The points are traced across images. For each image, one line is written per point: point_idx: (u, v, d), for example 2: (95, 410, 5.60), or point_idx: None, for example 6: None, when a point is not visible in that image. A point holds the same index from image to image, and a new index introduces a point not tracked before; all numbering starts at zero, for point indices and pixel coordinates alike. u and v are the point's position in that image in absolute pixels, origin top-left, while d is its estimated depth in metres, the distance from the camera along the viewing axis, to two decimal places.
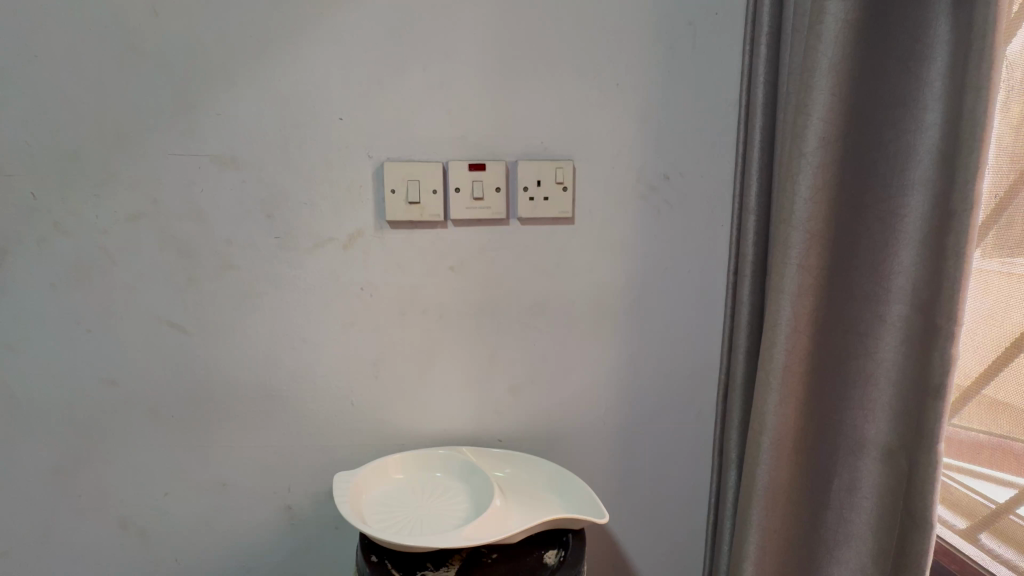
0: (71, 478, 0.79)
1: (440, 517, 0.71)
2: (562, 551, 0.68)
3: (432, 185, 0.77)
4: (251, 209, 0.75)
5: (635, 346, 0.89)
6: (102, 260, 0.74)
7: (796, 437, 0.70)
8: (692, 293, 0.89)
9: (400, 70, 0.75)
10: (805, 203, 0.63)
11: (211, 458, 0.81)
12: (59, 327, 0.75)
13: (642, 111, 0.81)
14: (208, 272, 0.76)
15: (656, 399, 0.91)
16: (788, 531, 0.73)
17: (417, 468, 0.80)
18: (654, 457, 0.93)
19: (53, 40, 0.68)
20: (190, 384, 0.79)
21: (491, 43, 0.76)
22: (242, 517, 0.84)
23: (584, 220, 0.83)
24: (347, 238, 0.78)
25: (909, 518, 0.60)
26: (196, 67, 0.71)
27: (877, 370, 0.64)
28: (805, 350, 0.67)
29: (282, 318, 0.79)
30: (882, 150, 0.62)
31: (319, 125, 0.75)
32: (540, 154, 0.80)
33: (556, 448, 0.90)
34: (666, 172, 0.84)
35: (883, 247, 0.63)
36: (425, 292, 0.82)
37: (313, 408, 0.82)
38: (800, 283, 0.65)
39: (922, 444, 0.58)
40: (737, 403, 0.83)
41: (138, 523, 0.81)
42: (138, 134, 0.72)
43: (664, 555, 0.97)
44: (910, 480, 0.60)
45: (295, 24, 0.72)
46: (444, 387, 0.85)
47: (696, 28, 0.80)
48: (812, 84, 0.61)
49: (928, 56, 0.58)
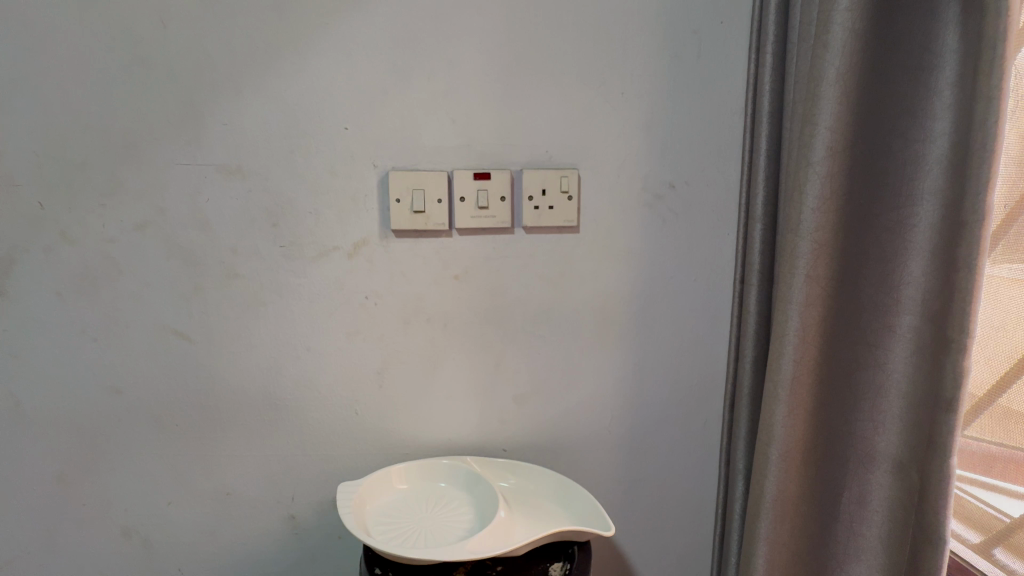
0: (75, 487, 0.78)
1: (444, 528, 0.71)
2: (568, 563, 0.67)
3: (438, 194, 0.77)
4: (256, 218, 0.75)
5: (641, 356, 0.88)
6: (108, 268, 0.74)
7: (805, 450, 0.69)
8: (699, 302, 0.88)
9: (405, 79, 0.75)
10: (813, 212, 0.63)
11: (215, 468, 0.81)
12: (63, 335, 0.75)
13: (648, 120, 0.81)
14: (213, 280, 0.76)
15: (662, 409, 0.90)
16: (797, 544, 0.72)
17: (421, 477, 0.80)
18: (660, 466, 0.92)
19: (62, 52, 0.69)
20: (195, 394, 0.79)
21: (497, 52, 0.76)
22: (245, 526, 0.83)
23: (589, 228, 0.83)
24: (351, 246, 0.78)
25: (921, 532, 0.59)
26: (203, 78, 0.72)
27: (888, 382, 0.63)
28: (813, 362, 0.66)
29: (285, 326, 0.79)
30: (891, 159, 0.61)
31: (326, 134, 0.75)
32: (545, 162, 0.80)
33: (561, 458, 0.89)
34: (671, 181, 0.83)
35: (893, 258, 0.62)
36: (430, 300, 0.81)
37: (317, 417, 0.82)
38: (808, 293, 0.64)
39: (934, 458, 0.57)
40: (744, 413, 0.82)
41: (140, 533, 0.81)
42: (144, 143, 0.72)
43: (670, 567, 0.96)
44: (921, 494, 0.59)
45: (300, 33, 0.72)
46: (448, 396, 0.85)
47: (701, 36, 0.80)
48: (818, 93, 0.60)
49: (937, 65, 0.57)
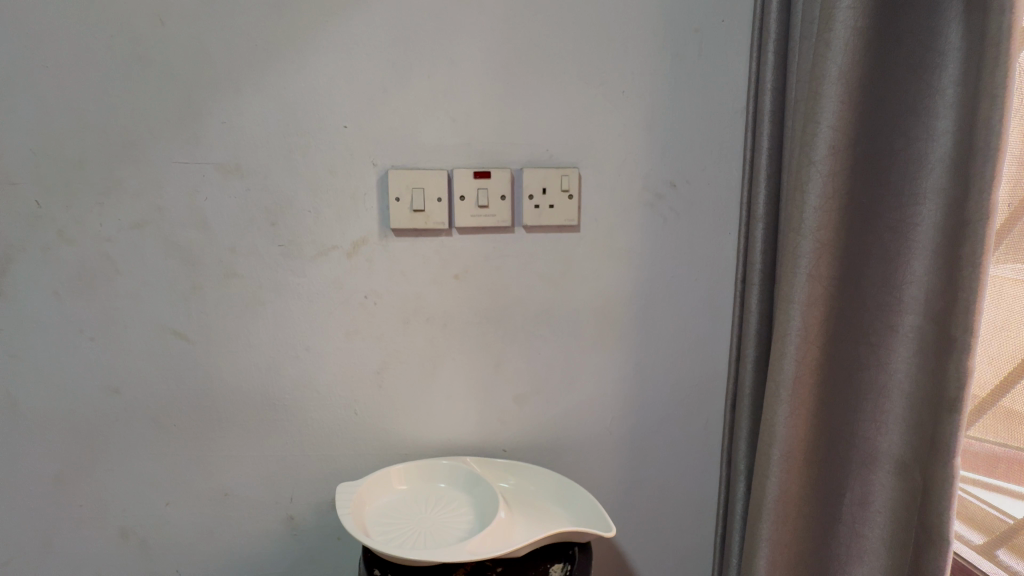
0: (73, 487, 0.78)
1: (444, 529, 0.71)
2: (568, 564, 0.66)
3: (438, 194, 0.76)
4: (255, 217, 0.75)
5: (642, 357, 0.88)
6: (106, 267, 0.74)
7: (807, 451, 0.68)
8: (700, 302, 0.88)
9: (404, 78, 0.74)
10: (814, 211, 0.62)
11: (213, 469, 0.81)
12: (60, 335, 0.74)
13: (649, 119, 0.81)
14: (211, 279, 0.76)
15: (663, 410, 0.90)
16: (800, 546, 0.71)
17: (420, 478, 0.79)
18: (660, 466, 0.92)
19: (59, 50, 0.68)
20: (193, 394, 0.78)
21: (496, 51, 0.76)
22: (243, 527, 0.83)
23: (590, 227, 0.82)
24: (350, 246, 0.78)
25: (924, 534, 0.59)
26: (201, 76, 0.71)
27: (891, 382, 0.63)
28: (815, 362, 0.66)
29: (284, 326, 0.79)
30: (894, 159, 0.61)
31: (325, 133, 0.74)
32: (545, 161, 0.80)
33: (563, 458, 0.89)
34: (672, 180, 0.83)
35: (896, 257, 0.62)
36: (430, 300, 0.81)
37: (316, 418, 0.82)
38: (810, 293, 0.64)
39: (937, 459, 0.57)
40: (746, 414, 0.81)
41: (138, 534, 0.80)
42: (142, 142, 0.72)
43: (671, 568, 0.95)
44: (924, 495, 0.59)
45: (299, 32, 0.72)
46: (448, 396, 0.84)
47: (702, 35, 0.79)
48: (820, 91, 0.60)
49: (940, 64, 0.57)
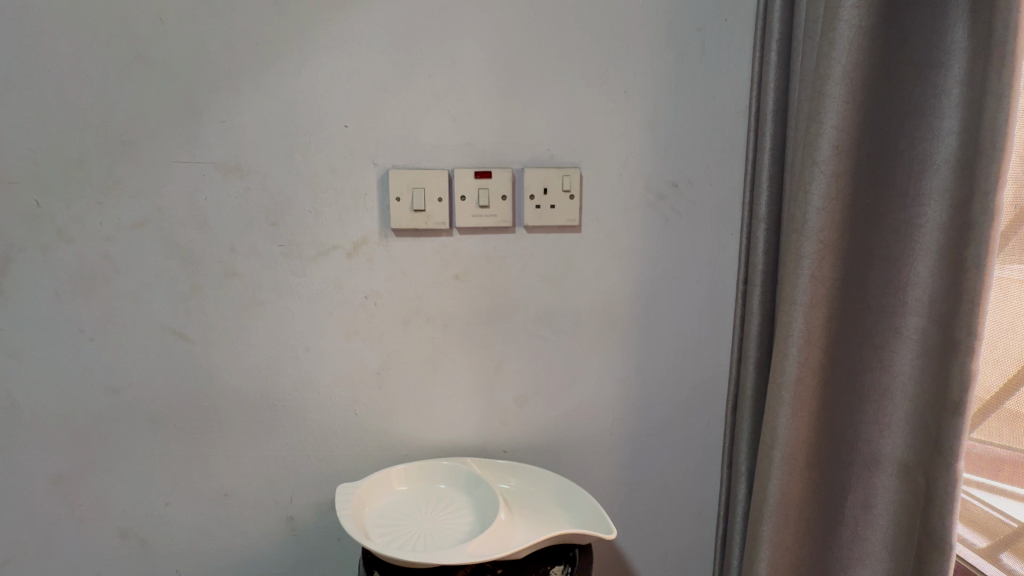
0: (73, 487, 0.78)
1: (444, 531, 0.70)
2: (568, 567, 0.66)
3: (438, 194, 0.76)
4: (254, 216, 0.75)
5: (642, 358, 0.87)
6: (104, 266, 0.73)
7: (809, 452, 0.68)
8: (701, 303, 0.87)
9: (405, 77, 0.74)
10: (818, 212, 0.62)
11: (213, 469, 0.80)
12: (60, 334, 0.74)
13: (650, 119, 0.80)
14: (210, 279, 0.76)
15: (664, 411, 0.89)
16: (801, 548, 0.71)
17: (420, 479, 0.79)
18: (661, 466, 0.91)
19: (58, 48, 0.68)
20: (193, 394, 0.78)
21: (498, 50, 0.75)
22: (242, 528, 0.83)
23: (590, 228, 0.82)
24: (351, 246, 0.77)
25: (926, 535, 0.59)
26: (201, 76, 0.71)
27: (894, 384, 0.63)
28: (818, 363, 0.66)
29: (284, 326, 0.78)
30: (898, 159, 0.61)
31: (325, 133, 0.74)
32: (546, 161, 0.79)
33: (563, 459, 0.88)
34: (674, 181, 0.82)
35: (899, 258, 0.61)
36: (430, 300, 0.81)
37: (316, 418, 0.81)
38: (813, 293, 0.64)
39: (940, 462, 0.56)
40: (748, 415, 0.81)
41: (138, 534, 0.80)
42: (142, 142, 0.71)
43: (673, 568, 0.95)
44: (927, 497, 0.59)
45: (299, 31, 0.71)
46: (448, 396, 0.84)
47: (705, 35, 0.79)
48: (825, 91, 0.60)
49: (945, 64, 0.56)
